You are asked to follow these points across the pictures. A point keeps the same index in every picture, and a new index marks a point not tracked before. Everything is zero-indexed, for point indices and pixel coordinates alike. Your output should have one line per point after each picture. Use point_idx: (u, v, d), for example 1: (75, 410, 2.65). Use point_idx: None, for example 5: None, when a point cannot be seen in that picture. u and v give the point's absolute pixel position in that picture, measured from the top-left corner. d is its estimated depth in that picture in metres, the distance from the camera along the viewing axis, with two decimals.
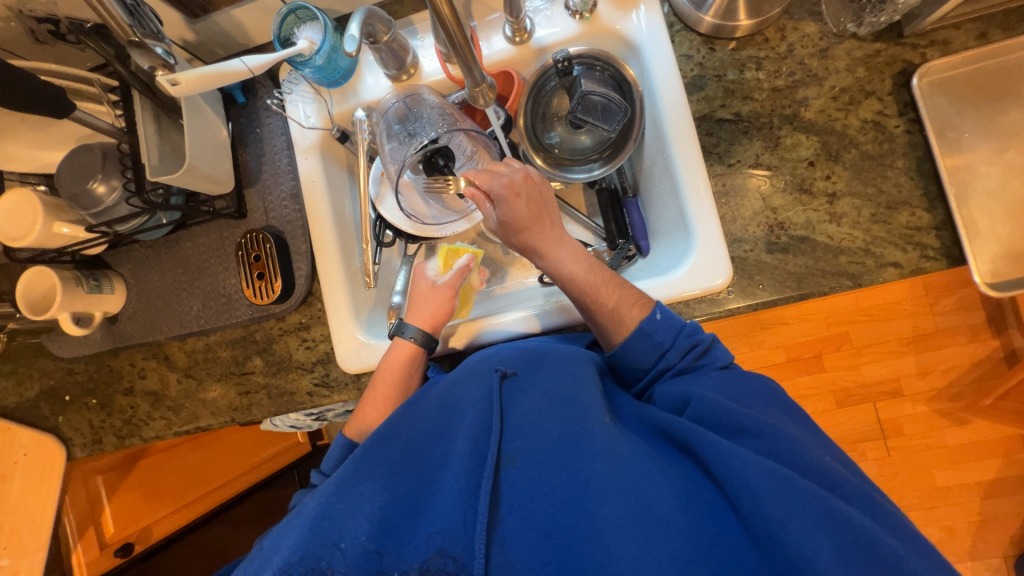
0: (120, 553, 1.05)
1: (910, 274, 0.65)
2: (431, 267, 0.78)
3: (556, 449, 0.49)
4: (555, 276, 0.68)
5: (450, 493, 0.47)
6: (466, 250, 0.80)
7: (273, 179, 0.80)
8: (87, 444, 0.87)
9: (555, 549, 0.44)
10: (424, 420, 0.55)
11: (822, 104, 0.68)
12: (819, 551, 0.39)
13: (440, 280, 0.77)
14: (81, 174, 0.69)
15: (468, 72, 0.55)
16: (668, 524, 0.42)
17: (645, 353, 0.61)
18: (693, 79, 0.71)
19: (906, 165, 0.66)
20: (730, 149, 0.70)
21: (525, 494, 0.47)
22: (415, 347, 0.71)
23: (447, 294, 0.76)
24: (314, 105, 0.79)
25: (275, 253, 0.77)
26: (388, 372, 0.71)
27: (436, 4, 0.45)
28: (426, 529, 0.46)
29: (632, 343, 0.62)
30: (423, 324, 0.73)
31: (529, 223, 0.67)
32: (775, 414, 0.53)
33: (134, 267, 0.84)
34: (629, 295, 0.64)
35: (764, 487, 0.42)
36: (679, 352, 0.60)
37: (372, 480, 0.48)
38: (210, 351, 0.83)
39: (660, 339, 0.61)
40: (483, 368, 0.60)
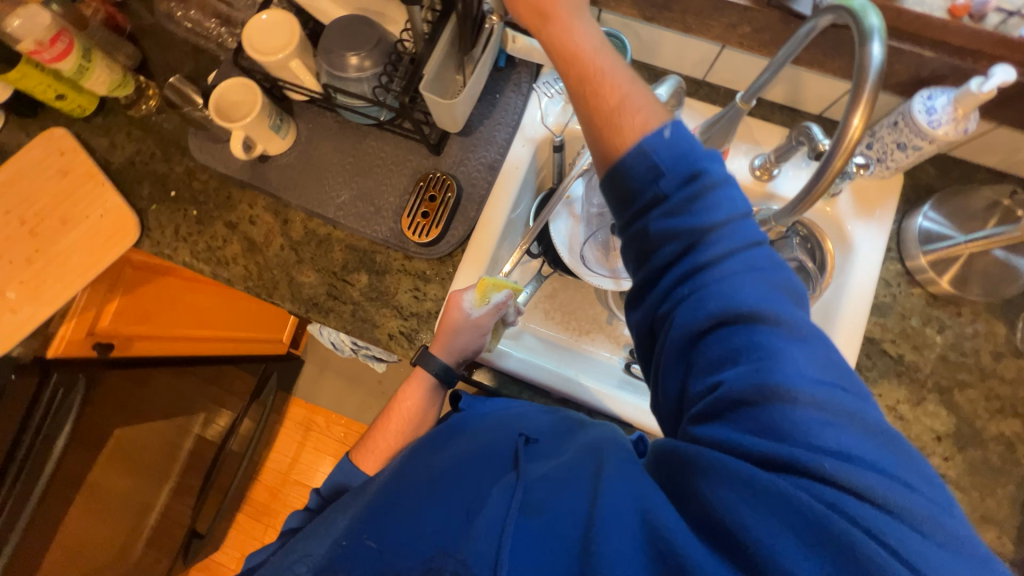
0: (98, 349, 0.97)
1: None
2: (468, 298, 0.70)
3: (574, 502, 0.45)
4: (589, 86, 0.50)
5: (475, 527, 0.45)
6: (507, 286, 0.71)
7: (483, 142, 0.82)
8: (161, 244, 0.84)
9: None
10: (454, 462, 0.56)
11: (975, 395, 0.71)
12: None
13: (473, 315, 0.69)
14: (351, 40, 0.70)
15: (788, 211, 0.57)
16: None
17: (639, 172, 0.46)
18: (881, 303, 0.75)
19: (1016, 492, 0.68)
20: (877, 380, 0.72)
21: (534, 543, 0.43)
22: (434, 380, 0.74)
23: (479, 331, 0.71)
24: (559, 108, 0.81)
25: (450, 206, 0.78)
26: (399, 405, 0.74)
27: (831, 168, 0.47)
28: (446, 550, 0.44)
29: (629, 154, 0.46)
30: (448, 357, 0.73)
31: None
32: (810, 359, 0.40)
33: (313, 129, 0.84)
34: (652, 111, 0.48)
35: (795, 545, 0.35)
36: (676, 181, 0.45)
37: (397, 505, 0.50)
38: (327, 241, 0.82)
39: (659, 159, 0.45)
40: (510, 427, 0.62)
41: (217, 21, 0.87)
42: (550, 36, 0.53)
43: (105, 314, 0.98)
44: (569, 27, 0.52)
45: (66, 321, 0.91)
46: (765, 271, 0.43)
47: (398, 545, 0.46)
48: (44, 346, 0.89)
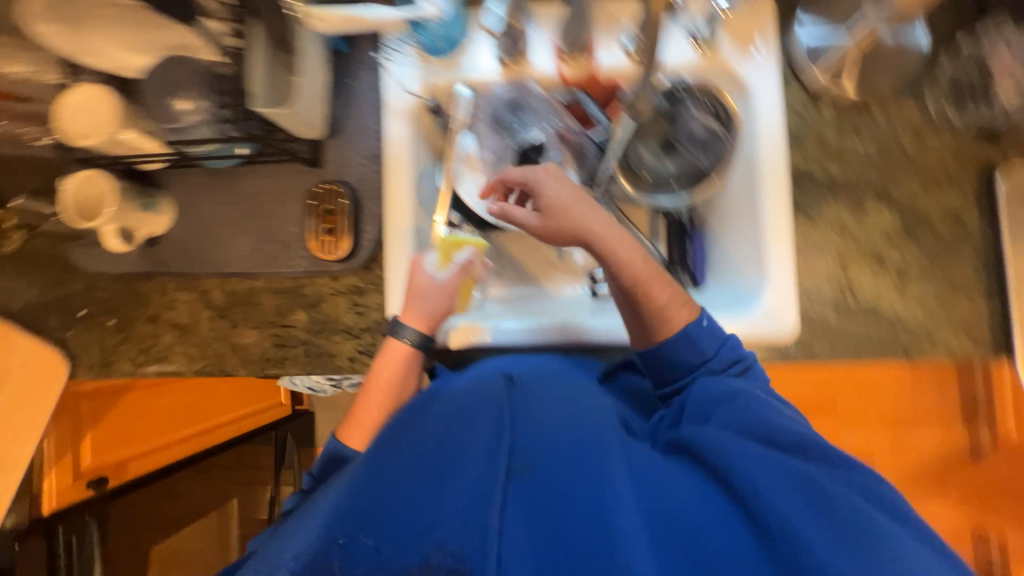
0: (93, 487, 0.98)
1: (958, 359, 0.69)
2: (428, 261, 0.72)
3: (565, 455, 0.48)
4: (603, 265, 0.65)
5: (461, 492, 0.46)
6: (468, 243, 0.75)
7: (357, 136, 0.79)
8: (95, 366, 0.81)
9: (553, 562, 0.43)
10: (435, 419, 0.53)
11: (909, 183, 0.71)
12: (806, 528, 0.43)
13: (439, 276, 0.72)
14: (169, 86, 0.65)
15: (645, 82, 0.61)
16: (697, 535, 0.44)
17: (691, 358, 0.64)
18: (795, 132, 0.74)
19: (974, 258, 0.69)
20: (816, 207, 0.72)
21: (535, 501, 0.46)
22: (411, 349, 0.70)
23: (446, 292, 0.72)
24: (416, 71, 0.77)
25: (348, 212, 0.75)
26: (382, 378, 0.69)
27: None
28: (442, 524, 0.45)
29: (673, 342, 0.64)
30: (418, 325, 0.71)
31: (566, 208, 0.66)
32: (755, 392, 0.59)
33: (188, 192, 0.80)
34: (691, 303, 0.66)
35: (778, 493, 0.46)
36: (722, 363, 0.63)
37: (383, 485, 0.48)
38: (252, 295, 0.79)
39: (702, 349, 0.63)
40: (493, 382, 0.59)
41: (23, 120, 0.78)
42: (562, 237, 0.67)
43: (84, 454, 0.98)
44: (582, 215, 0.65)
45: (46, 476, 0.92)
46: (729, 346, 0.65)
47: (388, 521, 0.46)
48: (34, 507, 0.90)
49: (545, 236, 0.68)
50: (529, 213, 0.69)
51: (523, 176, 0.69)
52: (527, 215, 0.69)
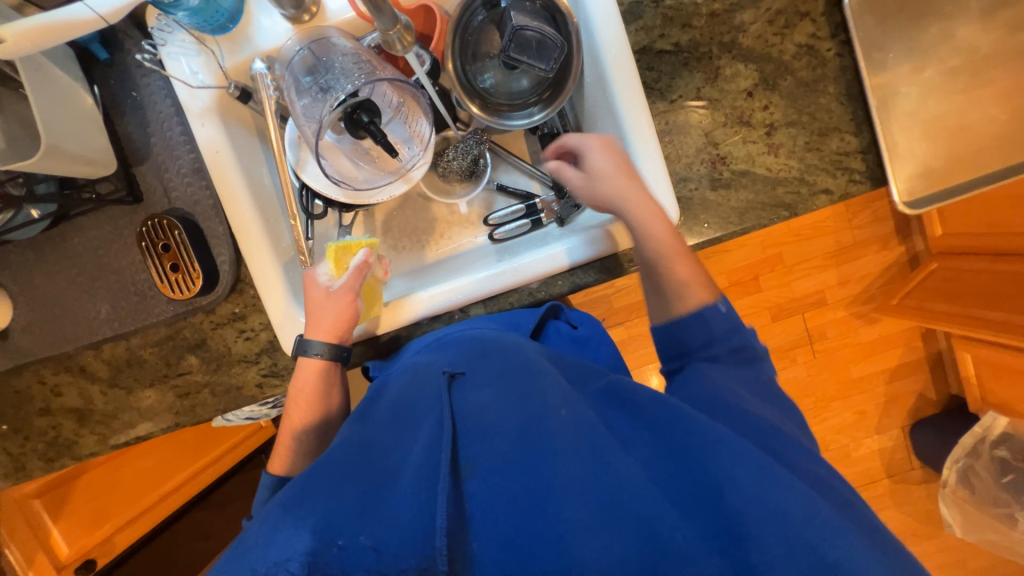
0: (81, 570, 1.03)
1: (839, 199, 0.68)
2: (323, 273, 0.68)
3: (515, 441, 0.42)
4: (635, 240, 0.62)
5: (410, 494, 0.39)
6: (360, 244, 0.69)
7: (168, 153, 0.69)
8: (9, 473, 0.77)
9: (520, 558, 0.37)
10: (379, 428, 0.49)
11: (759, 28, 0.65)
12: (757, 506, 0.39)
13: (335, 285, 0.67)
14: None
15: (377, 11, 0.54)
16: (650, 526, 0.38)
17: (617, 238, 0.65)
18: (630, 6, 0.66)
19: (838, 90, 0.66)
20: (671, 84, 0.67)
21: (492, 498, 0.39)
22: (325, 362, 0.67)
23: (347, 298, 0.67)
24: (200, 58, 0.66)
25: (187, 241, 0.68)
26: (301, 393, 0.67)
27: None
28: (396, 524, 0.37)
29: (687, 322, 0.57)
30: (326, 337, 0.67)
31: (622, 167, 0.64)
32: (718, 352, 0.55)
33: (15, 271, 0.71)
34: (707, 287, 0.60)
35: (746, 479, 0.40)
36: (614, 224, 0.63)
37: (327, 488, 0.40)
38: (134, 355, 0.74)
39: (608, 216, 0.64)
40: (432, 369, 0.55)
41: None
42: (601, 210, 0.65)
43: (58, 548, 1.04)
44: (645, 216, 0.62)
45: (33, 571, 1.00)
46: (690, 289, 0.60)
47: (337, 523, 0.37)
48: None
49: (588, 203, 0.65)
50: (578, 174, 0.66)
51: (580, 139, 0.66)
52: (574, 176, 0.66)
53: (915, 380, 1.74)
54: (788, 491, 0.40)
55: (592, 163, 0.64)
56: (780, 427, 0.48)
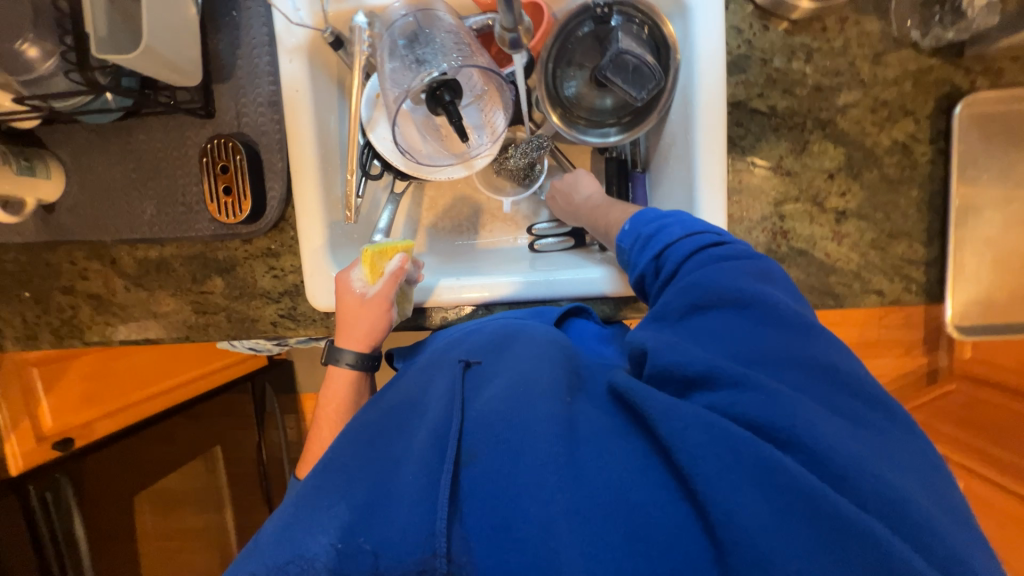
0: (59, 448, 1.01)
1: (889, 304, 0.66)
2: (358, 278, 0.67)
3: (505, 431, 0.42)
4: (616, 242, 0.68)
5: (410, 483, 0.39)
6: (396, 250, 0.68)
7: (250, 80, 0.69)
8: (21, 338, 0.79)
9: (514, 544, 0.36)
10: (379, 414, 0.49)
11: (859, 113, 0.64)
12: (754, 506, 0.34)
13: (370, 291, 0.66)
14: (8, 32, 0.56)
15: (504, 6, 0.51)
16: (644, 514, 0.37)
17: (622, 257, 0.61)
18: (737, 57, 0.65)
19: (920, 197, 0.64)
20: (755, 145, 0.66)
21: (483, 488, 0.39)
22: (355, 372, 0.67)
23: (382, 307, 0.66)
24: None
25: (246, 169, 0.69)
26: (337, 403, 0.66)
27: None
28: (396, 511, 0.38)
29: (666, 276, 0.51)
30: (357, 346, 0.67)
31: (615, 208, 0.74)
32: (750, 335, 0.44)
33: (75, 152, 0.72)
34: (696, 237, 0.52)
35: (745, 479, 0.35)
36: (635, 248, 0.58)
37: (333, 483, 0.41)
38: (164, 261, 0.75)
39: (626, 244, 0.59)
40: (448, 356, 0.55)
41: None
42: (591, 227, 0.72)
43: (43, 418, 1.00)
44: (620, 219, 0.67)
45: (6, 442, 0.94)
46: (733, 271, 0.48)
47: (341, 518, 0.38)
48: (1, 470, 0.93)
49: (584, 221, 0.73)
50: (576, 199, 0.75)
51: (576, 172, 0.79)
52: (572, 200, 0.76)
53: None
54: (819, 511, 0.34)
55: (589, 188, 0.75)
56: (825, 422, 0.38)
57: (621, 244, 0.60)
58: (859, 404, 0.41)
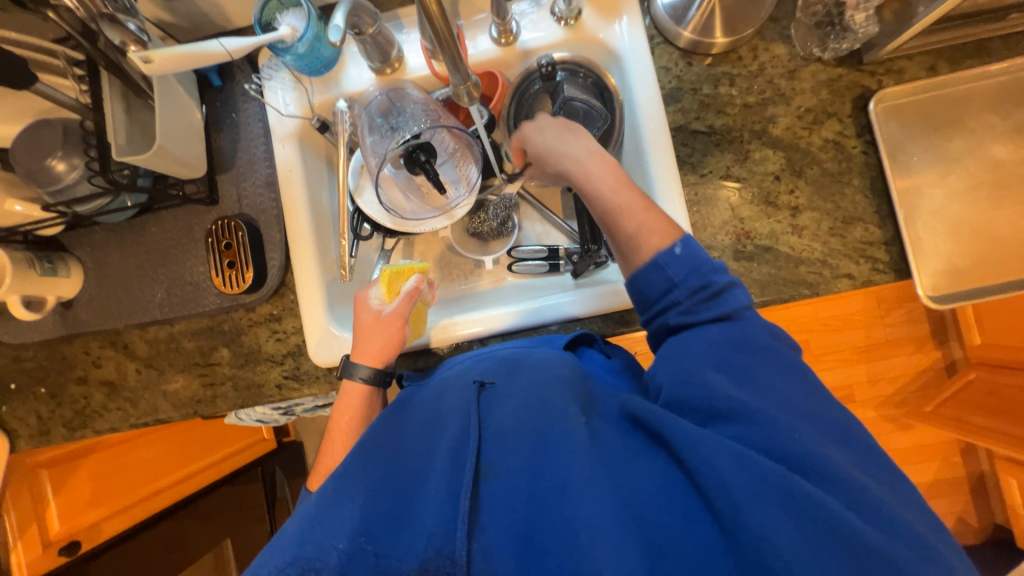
0: (65, 553, 0.98)
1: (861, 285, 0.69)
2: (375, 296, 0.71)
3: (526, 451, 0.47)
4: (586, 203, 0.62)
5: (433, 499, 0.45)
6: (412, 271, 0.73)
7: (249, 166, 0.78)
8: (34, 435, 0.81)
9: (534, 555, 0.41)
10: (398, 433, 0.54)
11: (789, 122, 0.71)
12: (775, 526, 0.38)
13: (387, 308, 0.70)
14: (38, 150, 0.64)
15: (455, 68, 0.54)
16: (661, 534, 0.41)
17: (654, 286, 0.55)
18: (671, 90, 0.74)
19: (862, 184, 0.70)
20: (703, 160, 0.72)
21: (503, 502, 0.44)
22: (368, 387, 0.69)
23: (396, 324, 0.69)
24: (293, 92, 0.77)
25: (247, 243, 0.75)
26: (346, 422, 0.67)
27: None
28: (421, 530, 0.43)
29: (648, 270, 0.55)
30: (371, 361, 0.69)
31: (562, 129, 0.66)
32: (783, 389, 0.48)
33: (93, 250, 0.79)
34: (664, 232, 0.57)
35: (763, 496, 0.39)
36: (688, 292, 0.53)
37: (358, 493, 0.46)
38: (173, 340, 0.80)
39: (673, 272, 0.54)
40: (461, 381, 0.59)
41: None
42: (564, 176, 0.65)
43: (50, 523, 0.97)
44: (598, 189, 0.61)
45: (12, 552, 0.91)
46: (766, 330, 0.53)
47: (372, 525, 0.44)
48: None
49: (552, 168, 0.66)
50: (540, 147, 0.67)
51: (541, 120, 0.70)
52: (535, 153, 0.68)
53: (952, 503, 1.61)
54: (822, 525, 0.38)
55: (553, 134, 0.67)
56: (840, 458, 0.43)
57: (671, 267, 0.54)
58: (852, 444, 0.46)
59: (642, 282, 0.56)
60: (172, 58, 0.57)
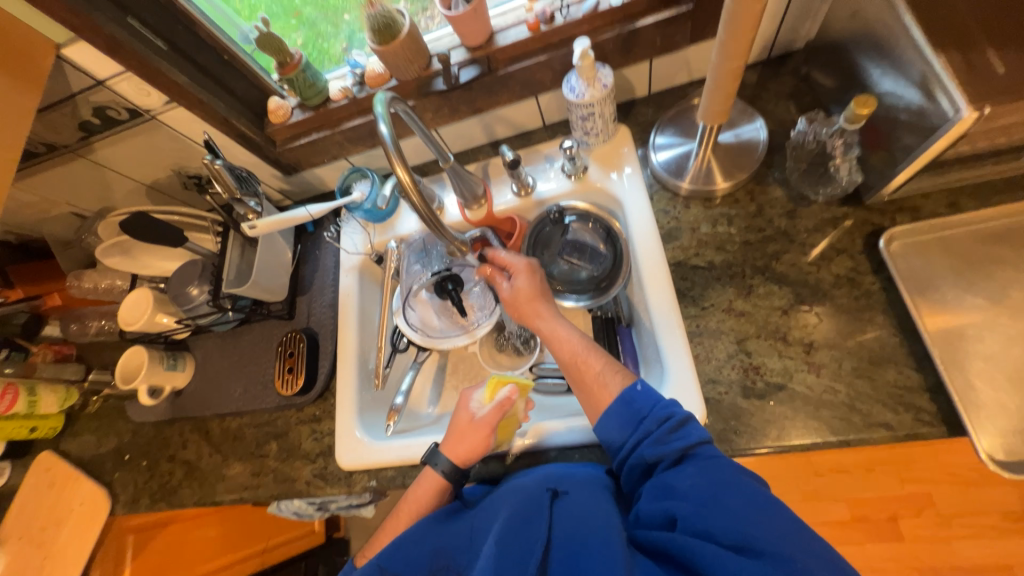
0: None
1: (905, 438, 0.60)
2: (476, 397, 0.75)
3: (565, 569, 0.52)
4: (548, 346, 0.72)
5: None
6: (511, 380, 0.75)
7: (320, 290, 0.98)
8: (128, 502, 0.99)
9: None
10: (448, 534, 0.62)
11: (795, 258, 0.71)
12: None
13: (480, 413, 0.73)
14: (182, 281, 0.90)
15: (437, 232, 0.67)
16: None
17: (625, 422, 0.61)
18: (670, 230, 0.79)
19: (888, 322, 0.65)
20: (704, 293, 0.74)
21: None
22: (443, 480, 0.71)
23: (484, 432, 0.71)
24: (360, 236, 0.98)
25: (305, 351, 0.91)
26: (414, 505, 0.71)
27: (409, 197, 0.57)
28: None
29: (607, 414, 0.62)
30: (453, 457, 0.72)
31: (530, 299, 0.73)
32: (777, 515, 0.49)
33: (205, 351, 1.02)
34: (623, 375, 0.66)
35: None
36: (656, 422, 0.59)
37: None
38: (240, 430, 0.95)
39: (639, 407, 0.61)
40: (517, 489, 0.63)
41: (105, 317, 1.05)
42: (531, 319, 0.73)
43: None
44: (559, 337, 0.70)
45: None
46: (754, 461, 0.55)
47: None
48: None
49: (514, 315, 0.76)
50: (506, 287, 0.76)
51: (510, 260, 0.77)
52: (502, 287, 0.77)
53: None
54: None
55: (515, 282, 0.75)
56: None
57: (641, 409, 0.61)
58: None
59: (604, 427, 0.62)
60: (265, 226, 0.80)
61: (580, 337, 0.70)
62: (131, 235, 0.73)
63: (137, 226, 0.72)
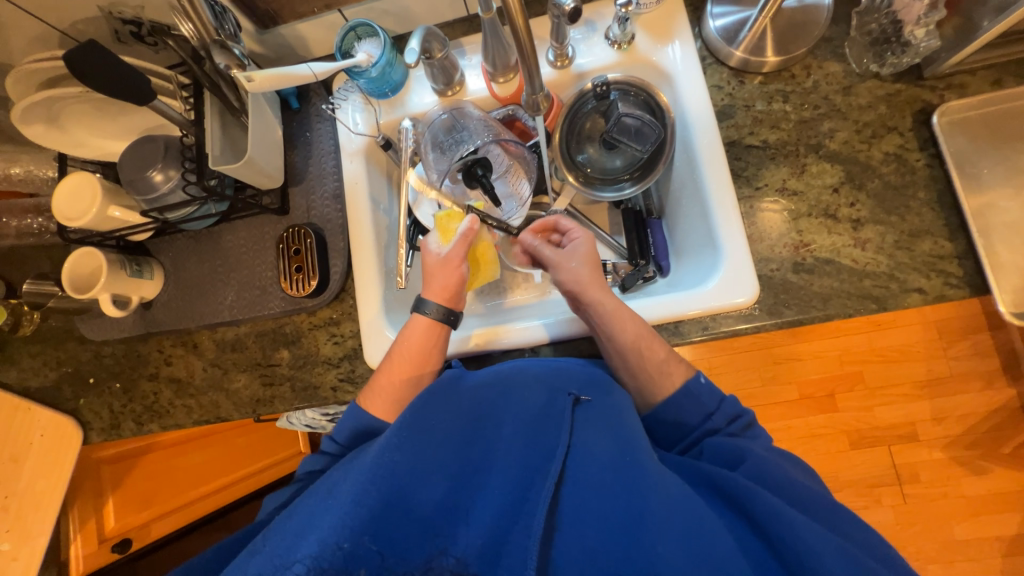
0: (117, 550, 1.06)
1: (934, 300, 0.66)
2: (433, 241, 0.74)
3: (605, 475, 0.49)
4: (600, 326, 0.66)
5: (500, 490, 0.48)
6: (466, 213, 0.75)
7: (318, 179, 0.83)
8: (104, 428, 0.86)
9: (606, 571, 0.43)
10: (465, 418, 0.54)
11: (847, 135, 0.71)
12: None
13: (444, 250, 0.72)
14: (142, 164, 0.72)
15: (530, 81, 0.65)
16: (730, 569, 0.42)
17: (691, 413, 0.61)
18: (724, 108, 0.76)
19: (928, 197, 0.68)
20: (758, 173, 0.73)
21: (581, 512, 0.47)
22: (432, 322, 0.69)
23: (454, 263, 0.71)
24: (363, 113, 0.83)
25: (314, 248, 0.79)
26: (405, 350, 0.67)
27: (512, 22, 0.52)
28: (474, 519, 0.47)
29: (676, 398, 0.61)
30: (438, 299, 0.70)
31: (588, 262, 0.71)
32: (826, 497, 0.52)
33: (174, 255, 0.86)
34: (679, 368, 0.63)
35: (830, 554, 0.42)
36: (725, 418, 0.60)
37: (416, 467, 0.47)
38: (239, 341, 0.84)
39: (706, 401, 0.61)
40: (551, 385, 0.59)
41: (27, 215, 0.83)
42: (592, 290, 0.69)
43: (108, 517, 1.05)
44: (618, 315, 0.65)
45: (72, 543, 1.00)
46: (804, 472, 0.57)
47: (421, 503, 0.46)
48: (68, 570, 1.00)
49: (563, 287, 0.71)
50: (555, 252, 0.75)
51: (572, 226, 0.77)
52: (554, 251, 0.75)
53: None
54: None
55: (574, 248, 0.73)
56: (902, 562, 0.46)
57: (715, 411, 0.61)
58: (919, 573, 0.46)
59: (666, 417, 0.62)
60: (267, 82, 0.62)
61: (640, 322, 0.65)
62: (88, 82, 0.56)
63: (92, 65, 0.55)
